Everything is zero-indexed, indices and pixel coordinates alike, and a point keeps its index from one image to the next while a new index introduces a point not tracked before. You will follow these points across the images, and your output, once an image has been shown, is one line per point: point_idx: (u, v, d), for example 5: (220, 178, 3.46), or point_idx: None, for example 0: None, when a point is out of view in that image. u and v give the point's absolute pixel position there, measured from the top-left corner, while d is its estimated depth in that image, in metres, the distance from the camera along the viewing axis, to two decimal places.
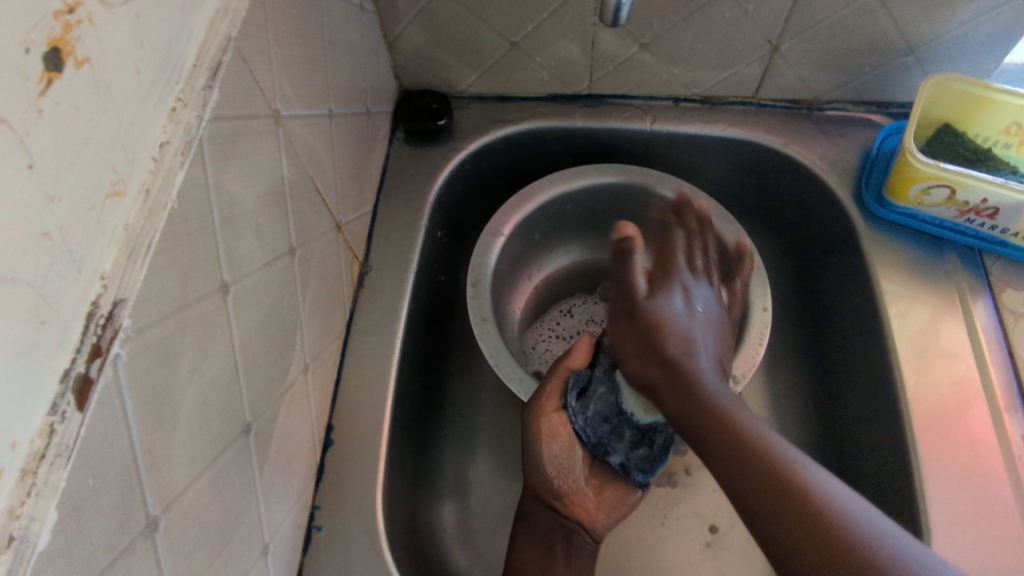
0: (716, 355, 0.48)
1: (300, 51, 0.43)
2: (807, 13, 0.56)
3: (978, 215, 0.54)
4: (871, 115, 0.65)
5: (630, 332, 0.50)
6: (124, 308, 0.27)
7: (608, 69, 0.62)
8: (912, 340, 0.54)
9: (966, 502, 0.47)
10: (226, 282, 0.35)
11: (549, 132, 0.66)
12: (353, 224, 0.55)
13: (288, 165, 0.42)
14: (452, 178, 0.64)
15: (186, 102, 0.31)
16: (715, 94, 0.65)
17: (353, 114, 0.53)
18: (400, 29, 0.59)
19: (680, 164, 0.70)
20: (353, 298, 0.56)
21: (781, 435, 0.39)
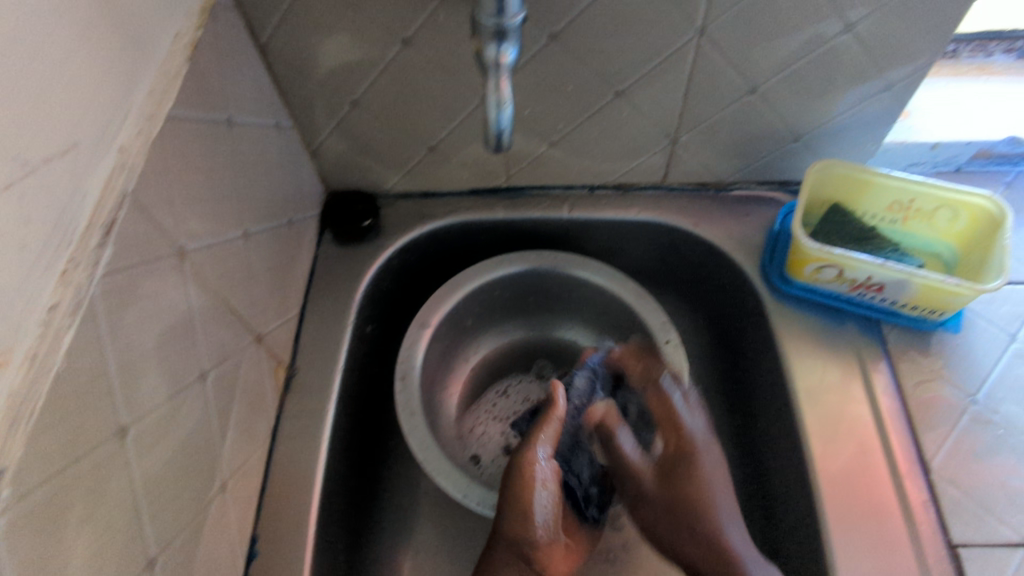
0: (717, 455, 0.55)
1: (209, 184, 0.46)
2: (698, 111, 0.60)
3: (868, 288, 0.57)
4: (774, 194, 0.70)
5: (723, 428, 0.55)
6: (3, 478, 0.28)
7: (522, 165, 0.66)
8: (817, 413, 0.57)
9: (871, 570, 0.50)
10: (124, 424, 0.36)
11: (473, 224, 0.69)
12: (276, 331, 0.56)
13: (197, 293, 0.44)
14: (380, 274, 0.67)
15: (77, 263, 0.33)
16: (627, 181, 0.69)
17: (273, 227, 0.56)
18: (321, 140, 0.62)
19: (600, 246, 0.73)
20: (279, 403, 0.57)
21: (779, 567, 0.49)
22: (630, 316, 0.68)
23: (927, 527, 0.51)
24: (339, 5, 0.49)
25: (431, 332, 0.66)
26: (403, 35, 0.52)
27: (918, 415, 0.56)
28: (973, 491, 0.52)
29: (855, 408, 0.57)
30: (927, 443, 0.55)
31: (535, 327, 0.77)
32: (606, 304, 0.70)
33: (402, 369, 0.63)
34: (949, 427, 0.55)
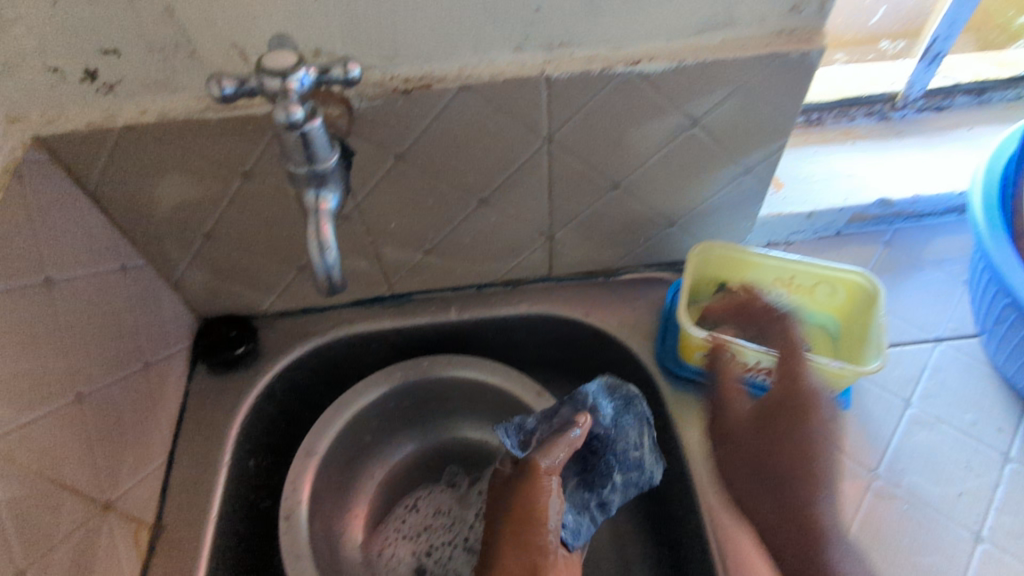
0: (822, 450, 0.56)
1: (21, 357, 0.42)
2: (568, 208, 0.59)
3: (760, 370, 0.58)
4: (663, 274, 0.69)
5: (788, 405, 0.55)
6: None
7: (402, 273, 0.64)
8: (718, 498, 0.55)
9: None
10: None
11: (358, 336, 0.66)
12: (133, 490, 0.52)
13: (6, 485, 0.39)
14: (261, 401, 0.63)
15: None
16: (513, 277, 0.67)
17: (122, 377, 0.52)
18: (180, 272, 0.59)
19: (497, 343, 0.71)
20: (141, 569, 0.52)
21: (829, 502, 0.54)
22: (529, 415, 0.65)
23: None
24: (167, 147, 0.47)
25: (320, 459, 0.62)
26: (243, 168, 0.50)
27: (823, 495, 0.55)
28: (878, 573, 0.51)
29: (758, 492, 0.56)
30: (833, 525, 0.53)
31: (441, 435, 0.73)
32: (505, 403, 0.67)
33: (286, 507, 0.58)
34: (855, 511, 0.55)
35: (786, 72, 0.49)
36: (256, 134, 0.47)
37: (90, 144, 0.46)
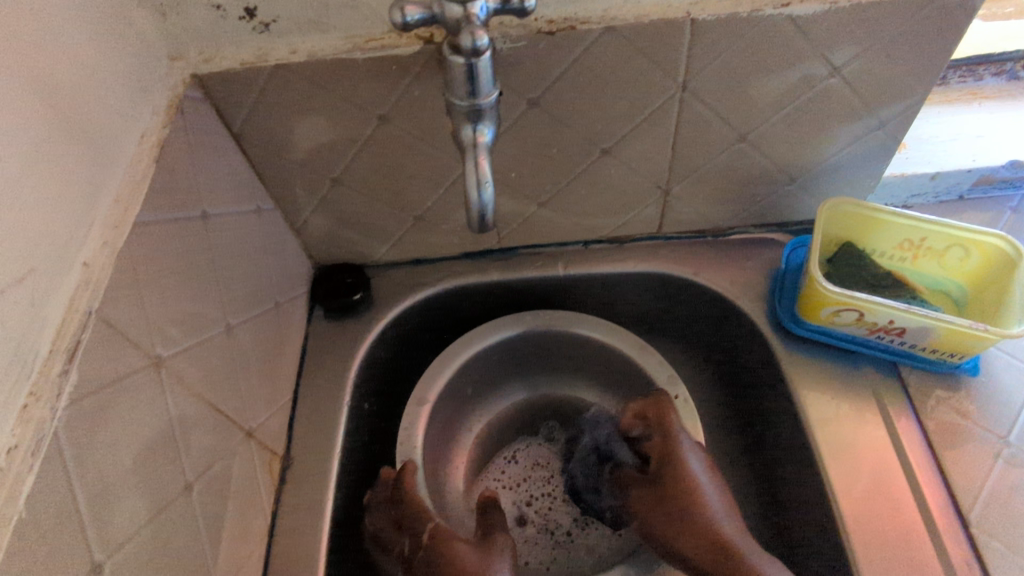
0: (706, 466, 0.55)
1: (185, 284, 0.44)
2: (689, 161, 0.58)
3: (888, 332, 0.55)
4: (775, 235, 0.68)
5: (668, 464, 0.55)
6: None
7: (513, 226, 0.64)
8: (837, 460, 0.55)
9: None
10: (97, 561, 0.33)
11: (467, 288, 0.67)
12: (268, 422, 0.54)
13: (176, 402, 0.42)
14: (374, 348, 0.65)
15: (40, 394, 0.31)
16: (621, 234, 0.67)
17: (258, 315, 0.54)
18: (304, 218, 0.61)
19: (600, 301, 0.71)
20: (274, 497, 0.54)
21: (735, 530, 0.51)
22: (633, 370, 0.65)
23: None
24: (312, 88, 0.48)
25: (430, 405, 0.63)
26: (380, 111, 0.50)
27: (950, 463, 0.53)
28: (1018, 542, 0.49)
29: (879, 458, 0.54)
30: (962, 493, 0.52)
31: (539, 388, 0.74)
32: (605, 360, 0.68)
33: (402, 450, 0.60)
34: (986, 472, 0.52)
35: (942, 15, 0.47)
36: (399, 76, 0.47)
37: (243, 83, 0.47)
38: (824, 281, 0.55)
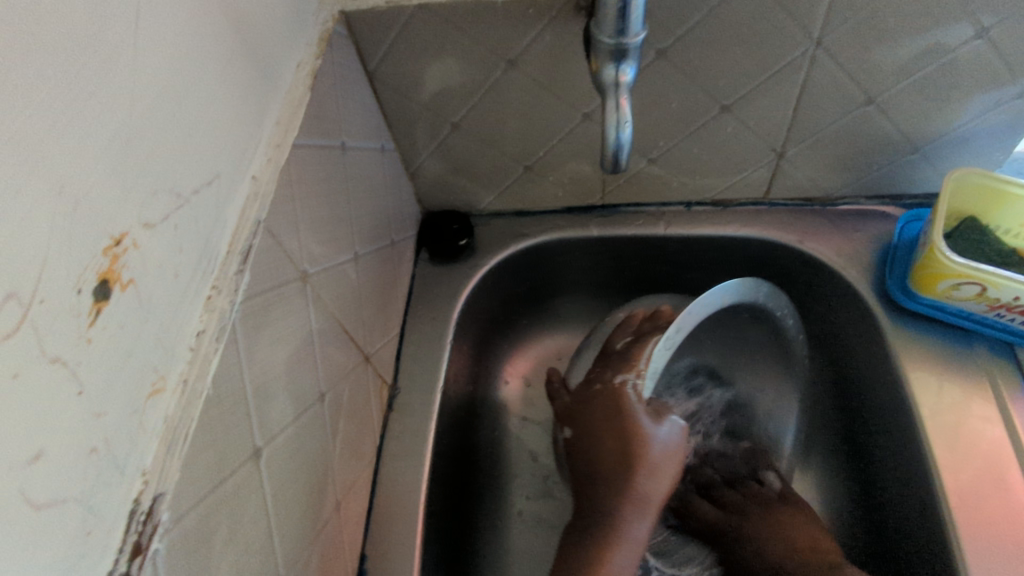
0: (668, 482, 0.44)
1: (324, 208, 0.47)
2: (809, 123, 0.57)
3: (1009, 310, 0.53)
4: (885, 208, 0.66)
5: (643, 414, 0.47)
6: (162, 503, 0.29)
7: (619, 182, 0.65)
8: (942, 434, 0.54)
9: None
10: (258, 446, 0.37)
11: (567, 242, 0.69)
12: (380, 350, 0.57)
13: (317, 316, 0.45)
14: (475, 293, 0.67)
15: (221, 288, 0.34)
16: (726, 197, 0.67)
17: (377, 250, 0.57)
18: (420, 161, 0.63)
19: (698, 264, 0.71)
20: (383, 422, 0.57)
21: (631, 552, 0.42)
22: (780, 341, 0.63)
23: None
24: (447, 29, 0.49)
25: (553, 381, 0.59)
26: (508, 56, 0.51)
27: None
28: None
29: (988, 438, 0.53)
30: None
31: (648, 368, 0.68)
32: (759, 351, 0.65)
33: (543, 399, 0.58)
34: None
35: None
36: (534, 20, 0.48)
37: (384, 22, 0.49)
38: (947, 252, 0.54)
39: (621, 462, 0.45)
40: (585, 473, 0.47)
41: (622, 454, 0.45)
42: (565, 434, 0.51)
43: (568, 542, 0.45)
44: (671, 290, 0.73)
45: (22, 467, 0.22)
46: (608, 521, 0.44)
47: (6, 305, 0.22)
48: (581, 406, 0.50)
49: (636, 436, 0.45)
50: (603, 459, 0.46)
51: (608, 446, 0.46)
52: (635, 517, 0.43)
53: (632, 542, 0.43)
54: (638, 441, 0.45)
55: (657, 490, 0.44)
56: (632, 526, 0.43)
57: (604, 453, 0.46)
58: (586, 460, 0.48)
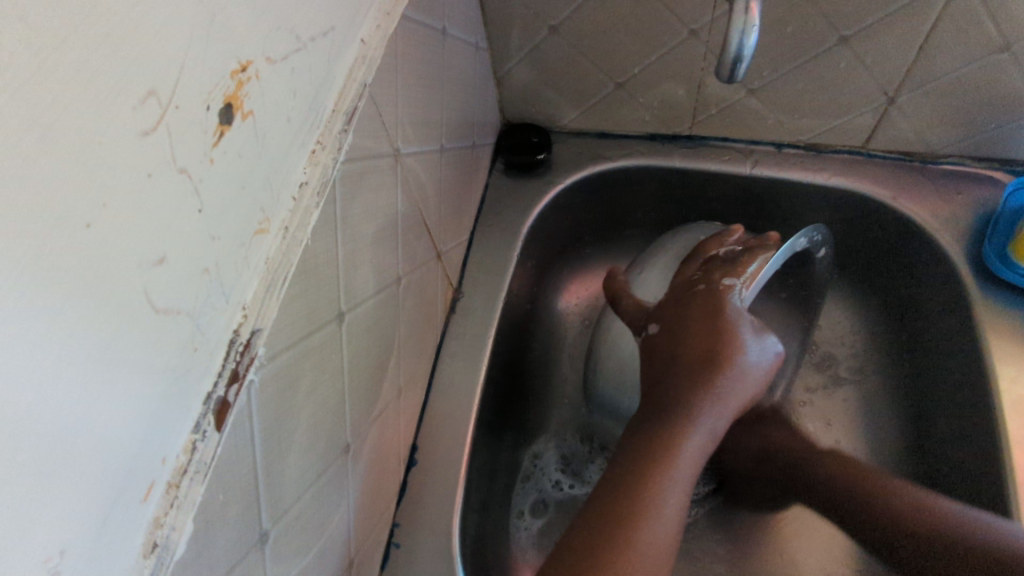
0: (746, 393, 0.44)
1: (420, 91, 0.46)
2: (930, 66, 0.53)
3: None
4: (993, 172, 0.61)
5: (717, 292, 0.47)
6: (259, 338, 0.29)
7: (711, 112, 0.62)
8: (1021, 409, 0.51)
9: None
10: (342, 310, 0.37)
11: (646, 170, 0.67)
12: (451, 251, 0.57)
13: (403, 199, 0.45)
14: (547, 210, 0.66)
15: (326, 144, 0.34)
16: (822, 141, 0.63)
17: (460, 148, 0.56)
18: (510, 66, 0.61)
19: (780, 210, 0.68)
20: (445, 322, 0.58)
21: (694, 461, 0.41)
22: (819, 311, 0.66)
23: None
24: None
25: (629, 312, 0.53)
26: None
27: None
28: None
29: None
30: None
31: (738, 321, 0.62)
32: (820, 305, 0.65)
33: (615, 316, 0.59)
34: None
35: None
36: None
37: None
38: None
39: (703, 361, 0.44)
40: (658, 362, 0.46)
41: (705, 351, 0.44)
42: (649, 330, 0.49)
43: (630, 442, 0.44)
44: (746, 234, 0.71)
45: (148, 266, 0.23)
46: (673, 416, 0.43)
47: (148, 100, 0.22)
48: (674, 304, 0.49)
49: (722, 352, 0.44)
50: (683, 361, 0.45)
51: (692, 343, 0.45)
52: (710, 411, 0.42)
53: (699, 440, 0.42)
54: (722, 356, 0.44)
55: (736, 396, 0.44)
56: (704, 419, 0.42)
57: (690, 346, 0.45)
58: (671, 349, 0.46)
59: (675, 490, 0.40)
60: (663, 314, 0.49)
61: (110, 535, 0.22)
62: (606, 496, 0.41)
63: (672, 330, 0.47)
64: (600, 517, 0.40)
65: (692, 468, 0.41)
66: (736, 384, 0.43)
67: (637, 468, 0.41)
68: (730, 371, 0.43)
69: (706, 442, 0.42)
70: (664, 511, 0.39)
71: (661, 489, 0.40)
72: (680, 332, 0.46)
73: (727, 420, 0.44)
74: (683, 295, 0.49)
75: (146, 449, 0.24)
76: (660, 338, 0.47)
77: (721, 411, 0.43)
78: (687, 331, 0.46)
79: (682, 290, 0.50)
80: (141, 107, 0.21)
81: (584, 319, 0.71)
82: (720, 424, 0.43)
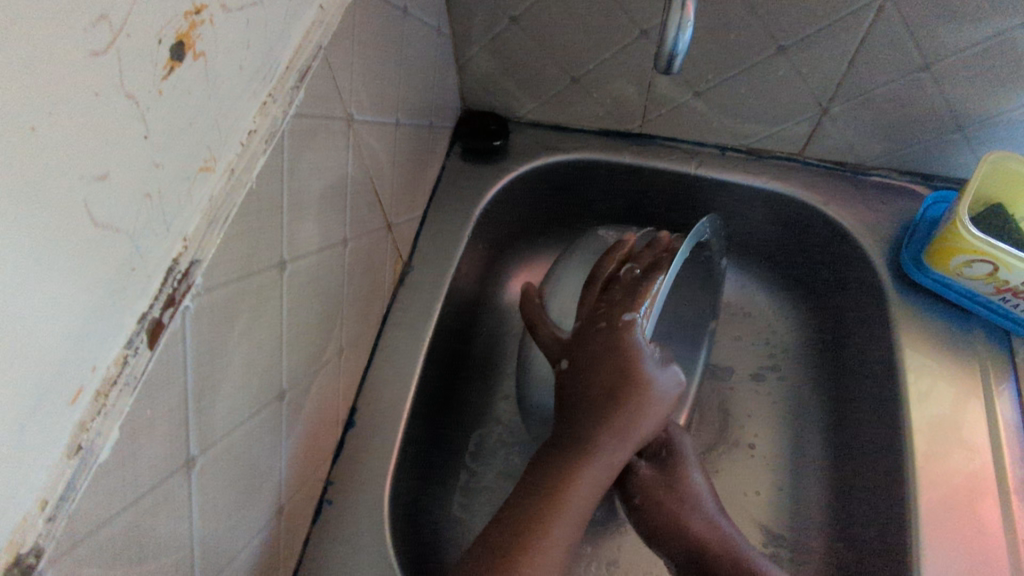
0: (649, 428, 0.47)
1: (378, 64, 0.48)
2: (858, 80, 0.57)
3: (1015, 295, 0.55)
4: (915, 186, 0.66)
5: (617, 328, 0.48)
6: (197, 269, 0.31)
7: (660, 112, 0.66)
8: (925, 405, 0.55)
9: None
10: (284, 259, 0.38)
11: (597, 164, 0.70)
12: (402, 225, 0.59)
13: (354, 164, 0.46)
14: (499, 196, 0.68)
15: (276, 98, 0.36)
16: (762, 147, 0.67)
17: (416, 126, 0.58)
18: (471, 54, 0.64)
19: (719, 211, 0.71)
20: (393, 294, 0.59)
21: (588, 497, 0.45)
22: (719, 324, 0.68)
23: None
24: None
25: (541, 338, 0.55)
26: None
27: None
28: None
29: (966, 411, 0.55)
30: None
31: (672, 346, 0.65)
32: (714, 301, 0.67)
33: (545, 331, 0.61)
34: None
35: None
36: None
37: None
38: (969, 227, 0.54)
39: (605, 400, 0.47)
40: (567, 396, 0.49)
41: (609, 389, 0.47)
42: (560, 363, 0.52)
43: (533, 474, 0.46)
44: (690, 233, 0.74)
45: (89, 180, 0.24)
46: (572, 455, 0.46)
47: (99, 24, 0.23)
48: (580, 337, 0.51)
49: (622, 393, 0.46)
50: (592, 396, 0.47)
51: (599, 380, 0.47)
52: (607, 449, 0.46)
53: (594, 478, 0.45)
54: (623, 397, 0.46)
55: (637, 430, 0.47)
56: (599, 456, 0.45)
57: (594, 384, 0.47)
58: (578, 385, 0.48)
59: (566, 525, 0.44)
60: (572, 346, 0.51)
61: (38, 430, 0.24)
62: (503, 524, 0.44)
63: (580, 362, 0.49)
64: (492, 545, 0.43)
65: (587, 501, 0.45)
66: (636, 421, 0.47)
67: (532, 502, 0.44)
68: (631, 411, 0.46)
69: (601, 479, 0.46)
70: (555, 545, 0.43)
71: (552, 527, 0.43)
72: (584, 369, 0.48)
73: (628, 451, 0.47)
74: (587, 326, 0.51)
75: (75, 355, 0.25)
76: (569, 371, 0.50)
77: (620, 448, 0.46)
78: (592, 368, 0.48)
79: (586, 321, 0.51)
80: (91, 29, 0.23)
81: None
82: (618, 459, 0.46)
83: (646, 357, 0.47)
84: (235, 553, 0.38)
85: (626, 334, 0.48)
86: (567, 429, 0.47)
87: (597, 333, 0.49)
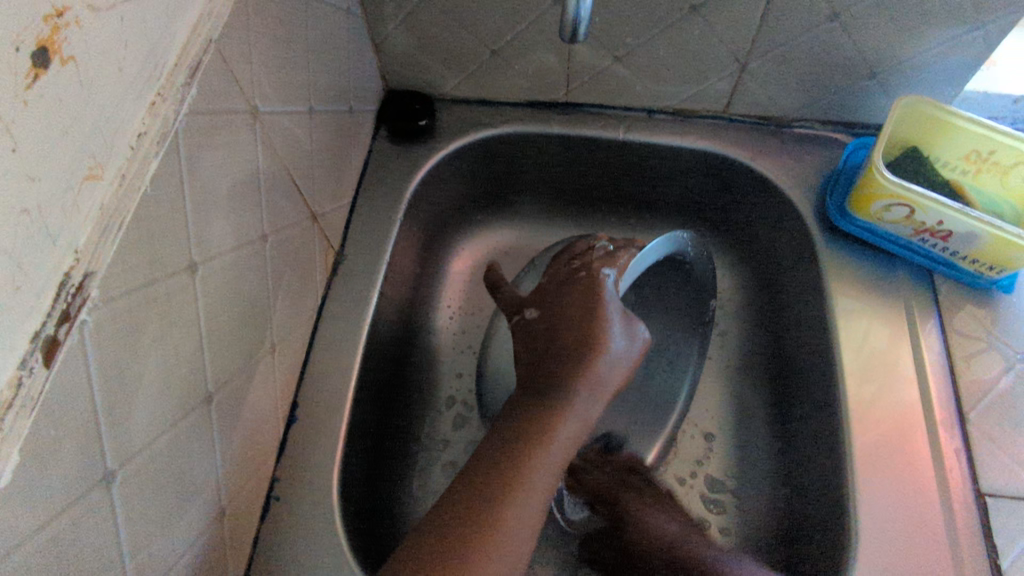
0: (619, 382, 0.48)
1: (281, 51, 0.46)
2: (772, 35, 0.58)
3: (933, 235, 0.57)
4: (837, 134, 0.68)
5: (592, 281, 0.50)
6: (93, 280, 0.30)
7: (583, 79, 0.66)
8: (856, 346, 0.57)
9: (901, 516, 0.49)
10: (195, 261, 0.38)
11: (527, 136, 0.69)
12: (329, 213, 0.58)
13: (264, 157, 0.45)
14: (430, 176, 0.68)
15: (166, 96, 0.35)
16: (687, 106, 0.68)
17: (333, 112, 0.57)
18: (386, 33, 0.62)
19: (650, 174, 0.72)
20: (326, 284, 0.59)
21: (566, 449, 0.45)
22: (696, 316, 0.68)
23: (960, 492, 0.50)
24: None
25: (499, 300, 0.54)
26: None
27: (963, 366, 0.55)
28: (1010, 446, 0.51)
29: (892, 349, 0.57)
30: (967, 396, 0.54)
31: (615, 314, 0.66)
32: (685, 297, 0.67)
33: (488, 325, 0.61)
34: (993, 380, 0.54)
35: None
36: None
37: None
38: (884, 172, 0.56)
39: (580, 348, 0.47)
40: (539, 346, 0.49)
41: (583, 340, 0.47)
42: (525, 312, 0.51)
43: (506, 422, 0.46)
44: (626, 199, 0.75)
45: None
46: (548, 406, 0.46)
47: None
48: (549, 288, 0.52)
49: (596, 345, 0.47)
50: (565, 347, 0.48)
51: (573, 332, 0.48)
52: (584, 400, 0.46)
53: (572, 425, 0.46)
54: (596, 350, 0.47)
55: (605, 383, 0.47)
56: (576, 405, 0.46)
57: (568, 335, 0.48)
58: (549, 334, 0.49)
59: (544, 475, 0.43)
60: (540, 297, 0.51)
61: None
62: (481, 468, 0.43)
63: (551, 313, 0.50)
64: (470, 487, 0.42)
65: (562, 453, 0.45)
66: (604, 372, 0.47)
67: (507, 453, 0.44)
68: (603, 364, 0.47)
69: (579, 428, 0.46)
70: (537, 485, 0.43)
71: (529, 477, 0.42)
72: (557, 317, 0.49)
73: (600, 402, 0.47)
74: (559, 280, 0.52)
75: None
76: (538, 318, 0.50)
77: (592, 398, 0.47)
78: (566, 315, 0.49)
79: (556, 277, 0.52)
80: None
81: (472, 282, 0.74)
82: (590, 412, 0.47)
83: (618, 311, 0.49)
84: (173, 560, 0.38)
85: (602, 285, 0.50)
86: (539, 382, 0.47)
87: (569, 285, 0.51)
